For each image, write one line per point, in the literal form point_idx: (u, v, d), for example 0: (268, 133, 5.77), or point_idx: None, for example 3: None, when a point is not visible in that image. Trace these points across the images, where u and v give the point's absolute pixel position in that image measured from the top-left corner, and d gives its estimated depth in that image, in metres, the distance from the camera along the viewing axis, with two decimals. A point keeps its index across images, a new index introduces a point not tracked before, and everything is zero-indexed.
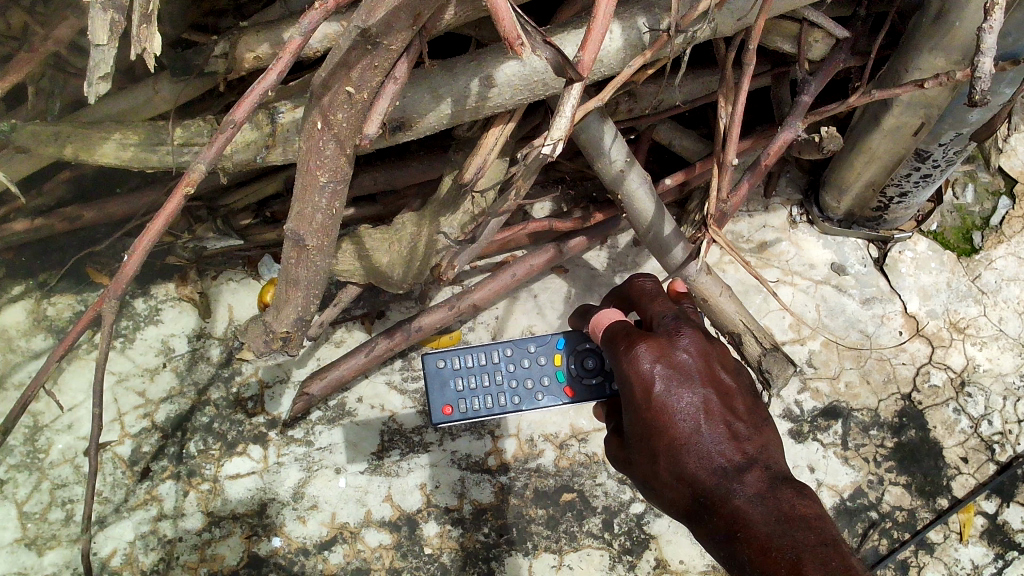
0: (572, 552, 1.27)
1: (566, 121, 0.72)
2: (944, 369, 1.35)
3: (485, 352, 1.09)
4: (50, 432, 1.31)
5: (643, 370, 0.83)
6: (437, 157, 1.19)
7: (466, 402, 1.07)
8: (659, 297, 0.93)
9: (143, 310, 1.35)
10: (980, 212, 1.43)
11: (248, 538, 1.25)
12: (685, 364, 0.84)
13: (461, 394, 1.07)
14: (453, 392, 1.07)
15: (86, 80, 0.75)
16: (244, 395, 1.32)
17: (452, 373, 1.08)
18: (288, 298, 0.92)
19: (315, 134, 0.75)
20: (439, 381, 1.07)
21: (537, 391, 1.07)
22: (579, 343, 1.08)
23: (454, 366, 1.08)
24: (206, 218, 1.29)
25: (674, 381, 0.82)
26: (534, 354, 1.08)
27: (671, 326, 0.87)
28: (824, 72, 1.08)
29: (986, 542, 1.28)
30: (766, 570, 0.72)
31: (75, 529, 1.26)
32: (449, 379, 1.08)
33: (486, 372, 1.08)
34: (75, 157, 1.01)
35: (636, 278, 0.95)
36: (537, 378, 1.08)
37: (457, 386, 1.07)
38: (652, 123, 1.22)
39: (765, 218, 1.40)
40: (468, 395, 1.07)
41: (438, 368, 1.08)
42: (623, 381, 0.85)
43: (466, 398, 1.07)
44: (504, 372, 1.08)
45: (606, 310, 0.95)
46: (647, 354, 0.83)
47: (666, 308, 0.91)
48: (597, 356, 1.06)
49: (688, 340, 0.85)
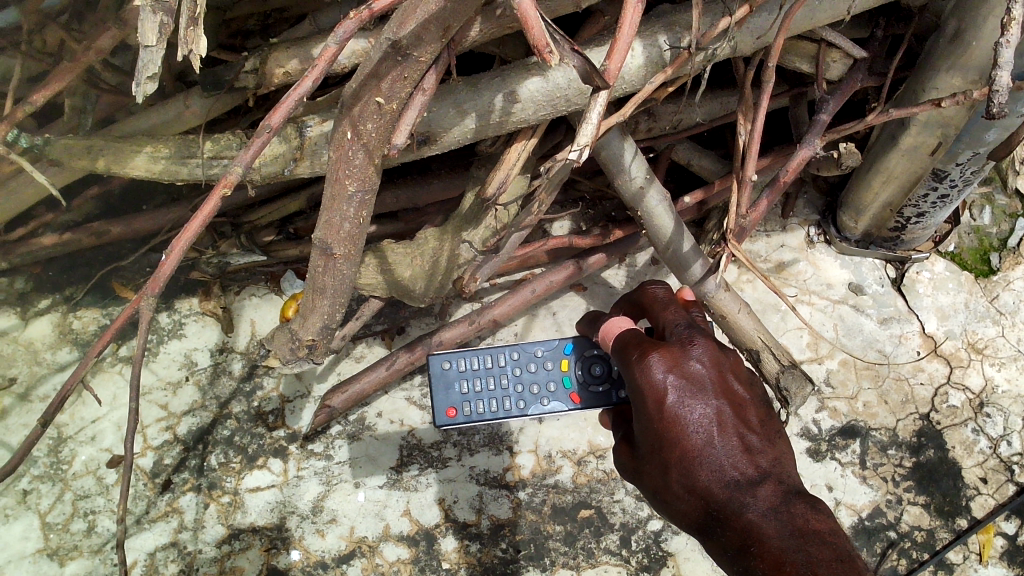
0: (590, 569, 1.27)
1: (592, 127, 0.74)
2: (962, 390, 1.35)
3: (492, 355, 1.05)
4: (73, 444, 1.32)
5: (656, 380, 0.82)
6: (457, 174, 1.22)
7: (471, 404, 1.03)
8: (671, 306, 0.92)
9: (167, 324, 1.37)
10: (997, 233, 1.43)
11: (267, 552, 1.26)
12: (698, 374, 0.83)
13: (467, 397, 1.03)
14: (458, 394, 1.03)
15: (135, 81, 0.76)
16: (265, 409, 1.33)
17: (458, 375, 1.04)
18: (314, 306, 0.94)
19: (345, 144, 0.77)
20: (445, 383, 1.04)
21: (544, 397, 1.03)
22: (587, 350, 1.04)
23: (460, 368, 1.04)
24: (230, 234, 1.32)
25: (687, 392, 0.82)
26: (541, 359, 1.05)
27: (684, 335, 0.87)
28: (843, 91, 1.09)
29: (1006, 563, 1.27)
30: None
31: (97, 540, 1.28)
32: (455, 381, 1.04)
33: (492, 376, 1.04)
34: (106, 170, 1.03)
35: (648, 286, 0.96)
36: (544, 383, 1.04)
37: (462, 388, 1.03)
38: (671, 142, 1.24)
39: (782, 238, 1.42)
40: (473, 398, 1.03)
41: (443, 370, 1.04)
42: (635, 391, 0.85)
43: (471, 401, 1.03)
44: (510, 376, 1.04)
45: (615, 319, 0.94)
46: (660, 363, 0.82)
47: (678, 317, 0.90)
48: (604, 362, 1.02)
49: (701, 350, 0.84)
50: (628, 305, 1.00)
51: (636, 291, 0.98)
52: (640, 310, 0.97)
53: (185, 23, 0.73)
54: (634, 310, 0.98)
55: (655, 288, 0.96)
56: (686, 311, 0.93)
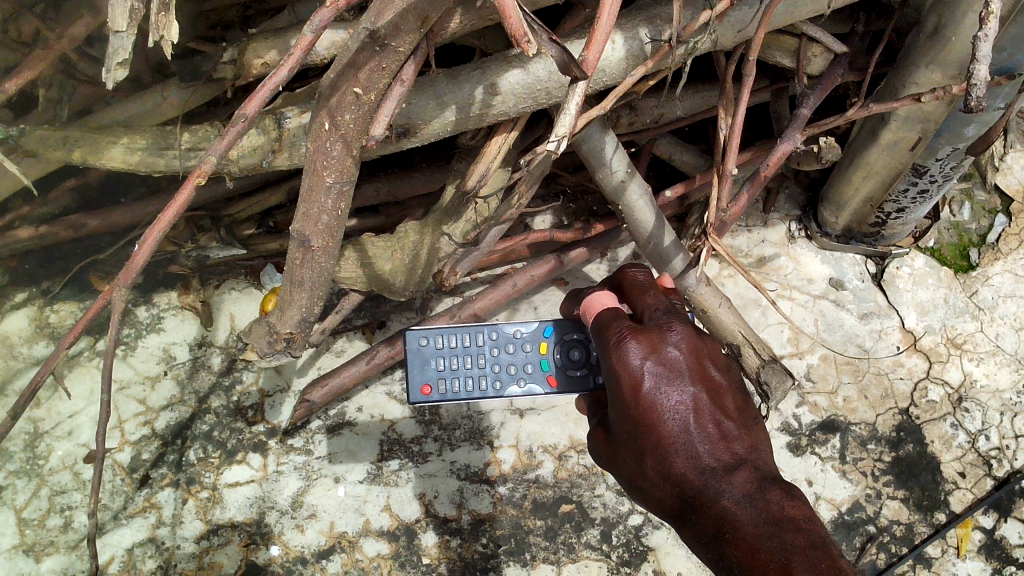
0: (570, 564, 1.27)
1: (571, 118, 0.75)
2: (942, 385, 1.36)
3: (470, 334, 1.04)
4: (50, 439, 1.31)
5: (632, 367, 0.81)
6: (438, 168, 1.22)
7: (446, 382, 1.02)
8: (650, 290, 0.91)
9: (145, 319, 1.36)
10: (976, 229, 1.44)
11: (247, 547, 1.25)
12: (675, 361, 0.83)
13: (442, 374, 1.03)
14: (434, 371, 1.03)
15: (103, 66, 0.77)
16: (244, 404, 1.32)
17: (435, 353, 1.04)
18: (292, 298, 0.93)
19: (323, 134, 0.77)
20: (421, 359, 1.04)
21: (520, 378, 1.02)
22: (567, 334, 1.02)
23: (437, 345, 1.04)
24: (210, 228, 1.31)
25: (663, 378, 0.81)
26: (520, 340, 1.04)
27: (662, 320, 0.86)
28: (822, 87, 1.10)
29: (983, 557, 1.28)
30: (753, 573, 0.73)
31: (73, 536, 1.26)
32: (431, 358, 1.04)
33: (470, 355, 1.04)
34: (83, 161, 1.03)
35: (627, 269, 0.94)
36: (521, 365, 1.03)
37: (439, 365, 1.03)
38: (653, 136, 1.24)
39: (763, 233, 1.42)
40: (448, 375, 1.03)
41: (420, 346, 1.04)
42: (611, 377, 0.84)
43: (447, 378, 1.03)
44: (488, 356, 1.03)
45: (597, 300, 0.92)
46: (637, 350, 0.82)
47: (657, 301, 0.89)
48: (583, 348, 1.01)
49: (678, 336, 0.84)
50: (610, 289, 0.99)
51: (615, 274, 0.96)
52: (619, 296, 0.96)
53: (157, 9, 0.72)
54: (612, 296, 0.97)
55: (635, 272, 0.94)
56: (665, 295, 0.91)
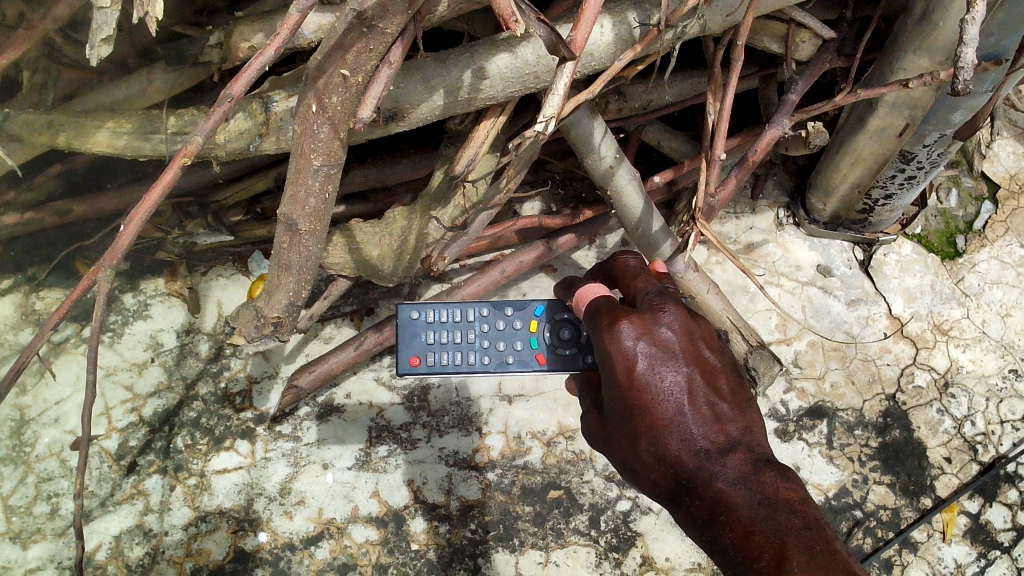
0: (559, 549, 1.27)
1: (559, 100, 0.75)
2: (928, 370, 1.36)
3: (462, 309, 1.04)
4: (36, 426, 1.30)
5: (626, 348, 0.81)
6: (427, 155, 1.21)
7: (435, 355, 1.02)
8: (643, 274, 0.91)
9: (132, 305, 1.36)
10: (963, 216, 1.45)
11: (234, 534, 1.25)
12: (669, 342, 0.82)
13: (431, 346, 1.03)
14: (423, 344, 1.03)
15: (87, 43, 0.78)
16: (232, 390, 1.32)
17: (425, 326, 1.04)
18: (280, 282, 0.93)
19: (309, 117, 0.77)
20: (411, 332, 1.04)
21: (508, 354, 1.02)
22: (558, 313, 1.02)
23: (429, 319, 1.04)
24: (196, 214, 1.32)
25: (657, 359, 0.81)
26: (510, 317, 1.03)
27: (655, 302, 0.86)
28: (811, 72, 1.08)
29: (969, 541, 1.29)
30: (748, 555, 0.73)
31: (60, 523, 1.26)
32: (422, 331, 1.04)
33: (460, 329, 1.03)
34: (68, 146, 1.02)
35: (619, 255, 0.94)
36: (510, 341, 1.03)
37: (428, 338, 1.03)
38: (641, 123, 1.24)
39: (751, 220, 1.42)
40: (437, 348, 1.03)
41: (411, 319, 1.04)
42: (605, 359, 0.84)
43: (436, 351, 1.03)
44: (478, 331, 1.03)
45: (589, 285, 0.92)
46: (630, 331, 0.82)
47: (650, 284, 0.89)
48: (573, 326, 1.00)
49: (671, 317, 0.83)
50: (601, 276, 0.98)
51: (607, 260, 0.96)
52: (612, 281, 0.95)
53: None
54: (605, 281, 0.96)
55: (628, 258, 0.94)
56: (658, 279, 0.91)
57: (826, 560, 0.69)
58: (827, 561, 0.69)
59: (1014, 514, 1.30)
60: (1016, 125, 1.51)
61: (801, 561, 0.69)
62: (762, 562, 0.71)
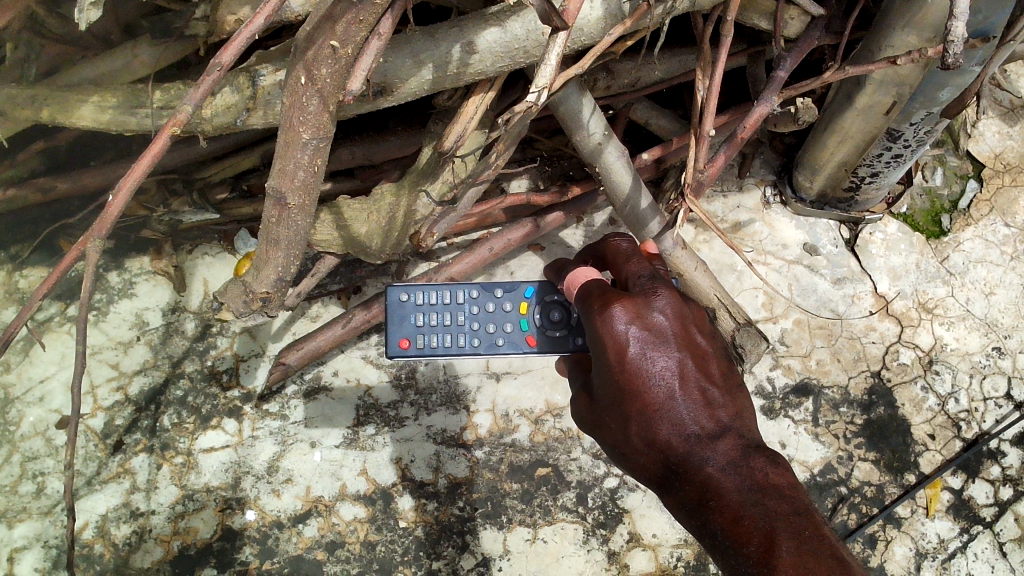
0: (547, 526, 1.27)
1: (551, 69, 0.79)
2: (913, 348, 1.37)
3: (451, 291, 1.04)
4: (21, 405, 1.30)
5: (617, 332, 0.81)
6: (414, 132, 1.20)
7: (425, 337, 1.02)
8: (635, 258, 0.91)
9: (117, 283, 1.35)
10: (948, 195, 1.46)
11: (222, 512, 1.25)
12: (660, 326, 0.82)
13: (421, 329, 1.02)
14: (412, 326, 1.03)
15: (77, 7, 0.85)
16: (219, 368, 1.31)
17: (415, 309, 1.03)
18: (267, 258, 0.92)
19: (298, 89, 0.76)
20: (400, 315, 1.03)
21: (498, 337, 1.02)
22: (548, 295, 1.02)
23: (418, 301, 1.03)
24: (183, 192, 1.29)
25: (649, 344, 0.81)
26: (500, 299, 1.03)
27: (647, 287, 0.85)
28: (799, 49, 1.08)
29: (951, 517, 1.30)
30: (737, 540, 0.73)
31: (45, 502, 1.25)
32: (411, 314, 1.03)
33: (449, 311, 1.03)
34: (52, 120, 1.03)
35: (611, 238, 0.94)
36: (500, 323, 1.03)
37: (418, 320, 1.03)
38: (630, 100, 1.24)
39: (739, 199, 1.43)
40: (427, 331, 1.02)
41: (400, 302, 1.04)
42: (596, 342, 0.83)
43: (425, 334, 1.02)
44: (467, 313, 1.03)
45: (580, 268, 0.91)
46: (622, 315, 0.81)
47: (642, 268, 0.89)
48: (563, 309, 1.00)
49: (664, 302, 0.83)
50: (591, 258, 0.98)
51: (599, 243, 0.95)
52: (603, 264, 0.95)
53: None
54: (596, 264, 0.96)
55: (619, 241, 0.93)
56: (650, 263, 0.91)
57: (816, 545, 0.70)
58: (815, 547, 0.70)
59: (996, 490, 1.32)
60: (1001, 104, 1.52)
61: (790, 546, 0.70)
62: (751, 547, 0.72)
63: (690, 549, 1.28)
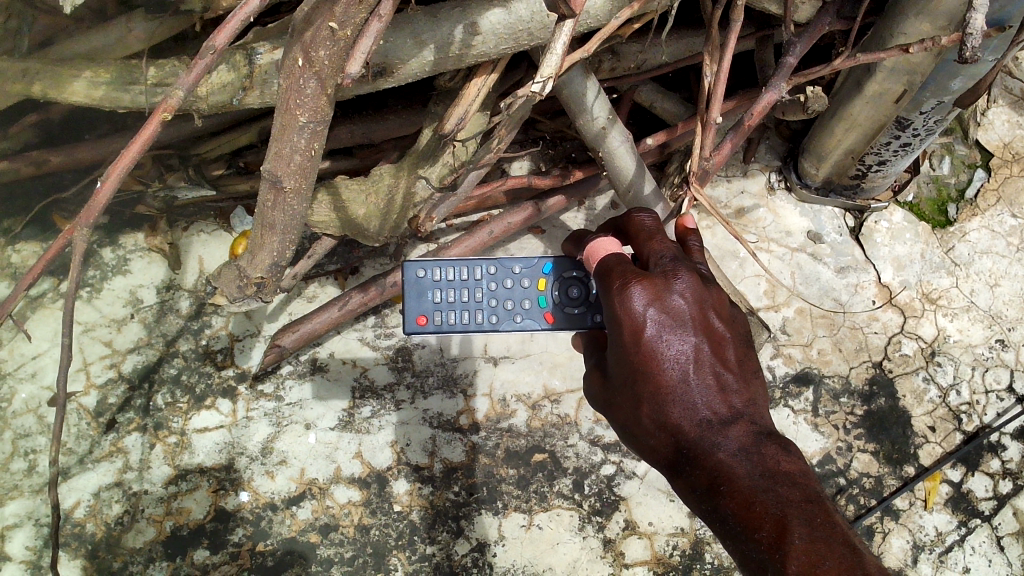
0: (542, 512, 1.27)
1: (557, 58, 0.76)
2: (915, 339, 1.36)
3: (468, 267, 1.01)
4: (12, 381, 1.28)
5: (635, 312, 0.79)
6: (415, 111, 1.18)
7: (442, 314, 1.00)
8: (658, 236, 0.88)
9: (111, 259, 1.33)
10: (955, 184, 1.44)
11: (215, 492, 1.24)
12: (679, 310, 0.80)
13: (438, 306, 1.01)
14: (430, 303, 1.01)
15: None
16: (213, 348, 1.30)
17: (432, 284, 1.01)
18: (263, 241, 0.90)
19: (295, 71, 0.74)
20: (418, 290, 1.01)
21: (516, 313, 1.00)
22: (567, 271, 1.00)
23: (435, 277, 1.01)
24: (178, 167, 1.25)
25: (666, 327, 0.79)
26: (518, 275, 1.01)
27: (668, 268, 0.83)
28: (809, 35, 1.04)
29: (950, 509, 1.30)
30: (748, 525, 0.71)
31: (37, 480, 1.24)
32: (428, 290, 1.01)
33: (467, 288, 1.01)
34: (44, 95, 1.00)
35: (634, 214, 0.91)
36: (518, 300, 1.01)
37: (435, 297, 1.01)
38: (634, 83, 1.22)
39: (742, 184, 1.40)
40: (445, 307, 1.01)
41: (418, 277, 1.01)
42: (613, 320, 0.81)
43: (443, 310, 1.01)
44: (485, 289, 1.01)
45: (601, 240, 0.89)
46: (640, 295, 0.79)
47: (664, 248, 0.86)
48: (582, 285, 0.98)
49: (683, 284, 0.81)
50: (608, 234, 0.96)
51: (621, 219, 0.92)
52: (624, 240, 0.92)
53: None
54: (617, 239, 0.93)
55: (642, 218, 0.90)
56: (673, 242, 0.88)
57: (826, 532, 0.69)
58: (827, 534, 0.69)
59: (996, 484, 1.31)
60: (1012, 92, 1.48)
61: (803, 533, 0.69)
62: (762, 532, 0.70)
63: (686, 538, 1.27)
